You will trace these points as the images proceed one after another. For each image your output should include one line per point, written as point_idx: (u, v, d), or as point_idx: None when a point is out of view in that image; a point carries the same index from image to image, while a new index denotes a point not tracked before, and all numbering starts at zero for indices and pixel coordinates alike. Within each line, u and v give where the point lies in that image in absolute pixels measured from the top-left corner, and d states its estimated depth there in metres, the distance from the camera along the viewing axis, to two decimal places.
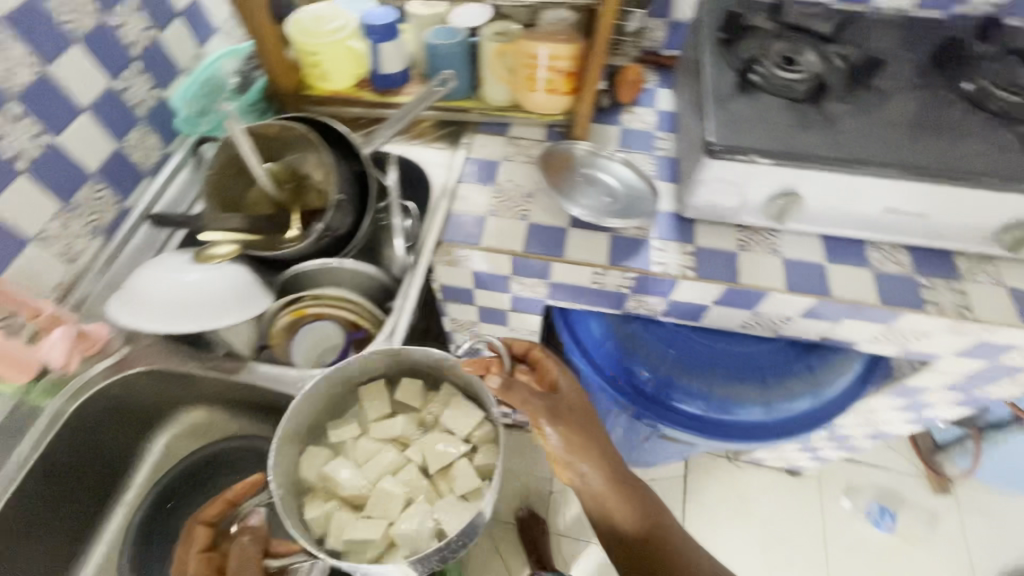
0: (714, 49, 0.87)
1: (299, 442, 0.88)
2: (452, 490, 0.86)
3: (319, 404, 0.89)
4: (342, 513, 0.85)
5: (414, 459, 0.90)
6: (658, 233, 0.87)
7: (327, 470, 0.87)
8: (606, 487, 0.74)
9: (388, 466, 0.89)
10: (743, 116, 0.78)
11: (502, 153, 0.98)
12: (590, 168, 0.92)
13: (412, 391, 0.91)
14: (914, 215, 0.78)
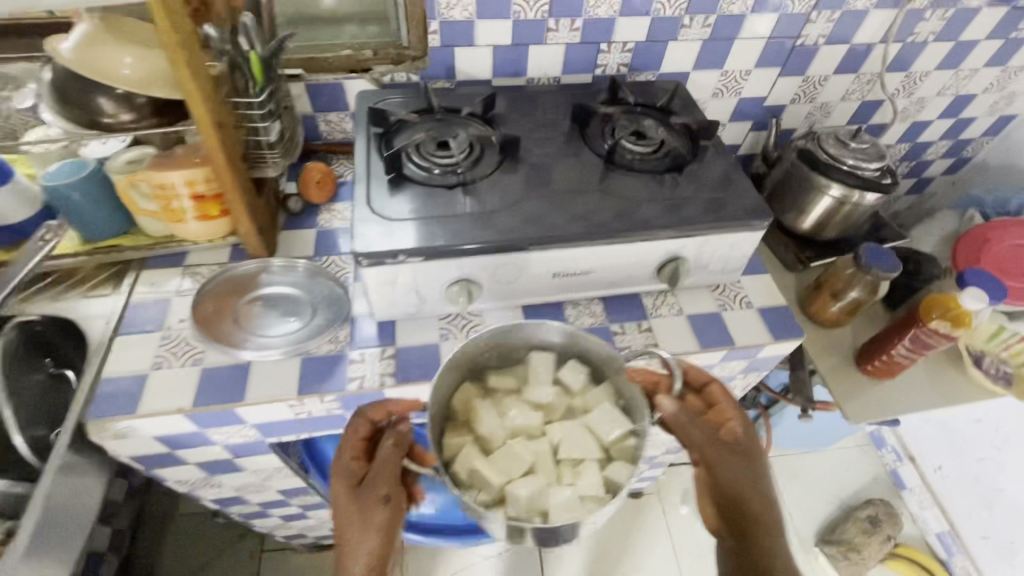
0: (372, 143, 0.85)
1: (451, 384, 0.72)
2: (573, 487, 0.67)
3: (476, 358, 0.74)
4: (494, 462, 0.67)
5: (554, 443, 0.71)
6: (351, 343, 0.81)
7: (487, 413, 0.72)
8: (745, 483, 0.68)
9: (534, 454, 0.69)
10: (395, 213, 0.75)
11: (178, 290, 0.85)
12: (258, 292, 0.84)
13: (553, 370, 0.74)
14: (582, 273, 0.81)
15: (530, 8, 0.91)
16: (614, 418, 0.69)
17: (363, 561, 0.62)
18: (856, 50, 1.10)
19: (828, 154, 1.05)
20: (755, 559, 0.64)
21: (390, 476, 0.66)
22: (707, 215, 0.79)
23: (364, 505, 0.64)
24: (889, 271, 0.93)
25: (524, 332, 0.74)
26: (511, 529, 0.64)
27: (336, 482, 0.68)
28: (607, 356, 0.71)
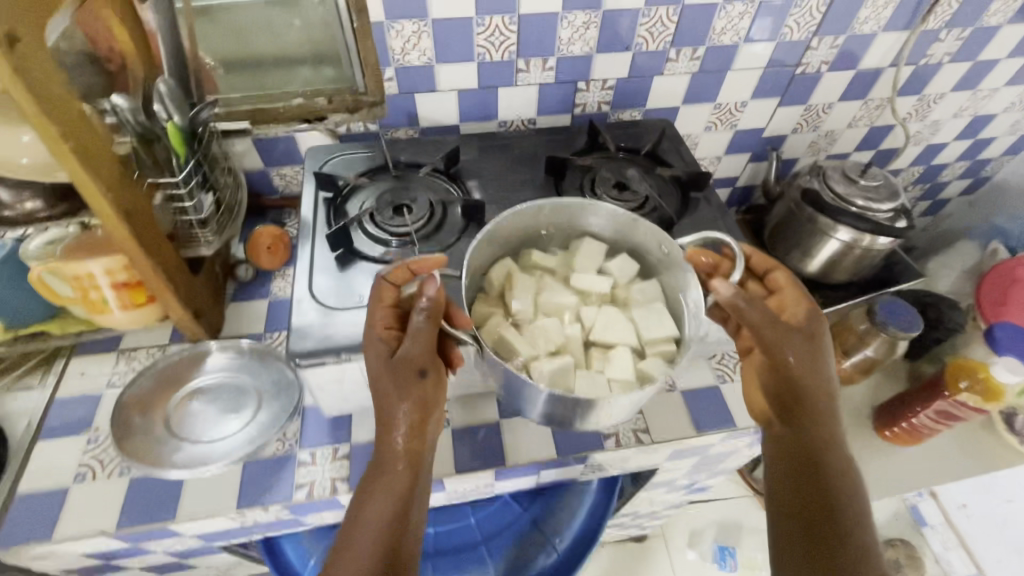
0: (321, 214, 0.75)
1: (499, 251, 0.70)
2: (603, 372, 0.63)
3: (515, 237, 0.70)
4: (527, 336, 0.64)
5: (586, 322, 0.67)
6: (301, 441, 0.71)
7: (530, 287, 0.68)
8: (808, 372, 0.61)
9: (559, 345, 0.64)
10: (341, 302, 0.65)
11: (108, 380, 0.76)
12: (186, 393, 0.73)
13: (600, 259, 0.70)
14: None
15: (496, 50, 0.82)
16: (659, 317, 0.65)
17: (404, 424, 0.56)
18: (863, 76, 0.99)
19: (834, 194, 0.96)
20: (823, 468, 0.58)
21: (427, 349, 0.57)
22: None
23: (401, 384, 0.57)
24: (908, 330, 0.84)
25: (581, 215, 0.69)
26: (547, 403, 0.57)
27: (367, 352, 0.59)
28: (667, 248, 0.65)
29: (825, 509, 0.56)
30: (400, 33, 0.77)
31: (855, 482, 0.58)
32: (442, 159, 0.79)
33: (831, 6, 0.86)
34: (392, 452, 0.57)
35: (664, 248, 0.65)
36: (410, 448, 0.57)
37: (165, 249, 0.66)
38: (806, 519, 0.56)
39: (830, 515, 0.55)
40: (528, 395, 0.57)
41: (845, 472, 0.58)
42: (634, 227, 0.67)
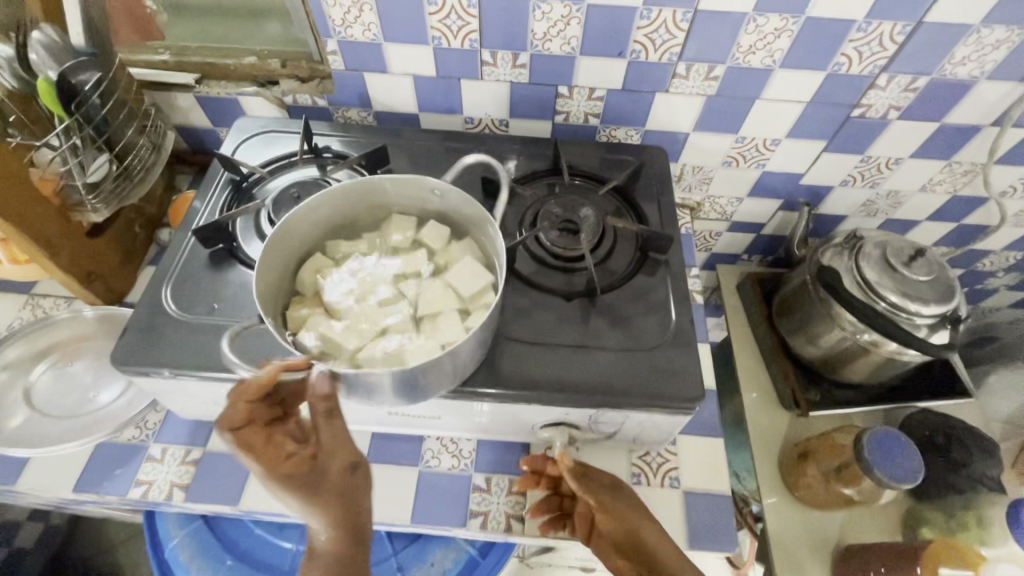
0: (219, 198, 0.68)
1: (298, 252, 0.57)
2: (434, 337, 0.51)
3: (319, 231, 0.58)
4: (348, 324, 0.51)
5: (413, 299, 0.55)
6: (158, 435, 0.68)
7: (339, 280, 0.55)
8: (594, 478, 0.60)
9: (388, 326, 0.52)
10: (194, 311, 0.58)
11: (9, 324, 0.75)
12: (59, 361, 0.70)
13: (410, 231, 0.59)
14: (431, 416, 0.62)
15: (454, 35, 0.68)
16: (474, 274, 0.54)
17: (334, 529, 0.47)
18: (949, 131, 0.75)
19: (860, 280, 0.75)
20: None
21: (337, 438, 0.48)
22: (607, 384, 0.56)
23: (317, 499, 0.46)
24: (900, 482, 0.65)
25: (376, 196, 0.58)
26: (398, 385, 0.47)
27: (280, 488, 0.46)
28: (445, 193, 0.56)
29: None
30: (338, 2, 0.65)
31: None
32: (363, 157, 0.68)
33: (911, 36, 0.64)
34: (330, 560, 0.47)
35: (439, 190, 0.56)
36: (349, 538, 0.48)
37: (36, 211, 0.62)
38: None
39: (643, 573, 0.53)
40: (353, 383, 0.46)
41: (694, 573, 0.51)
42: (420, 189, 0.57)
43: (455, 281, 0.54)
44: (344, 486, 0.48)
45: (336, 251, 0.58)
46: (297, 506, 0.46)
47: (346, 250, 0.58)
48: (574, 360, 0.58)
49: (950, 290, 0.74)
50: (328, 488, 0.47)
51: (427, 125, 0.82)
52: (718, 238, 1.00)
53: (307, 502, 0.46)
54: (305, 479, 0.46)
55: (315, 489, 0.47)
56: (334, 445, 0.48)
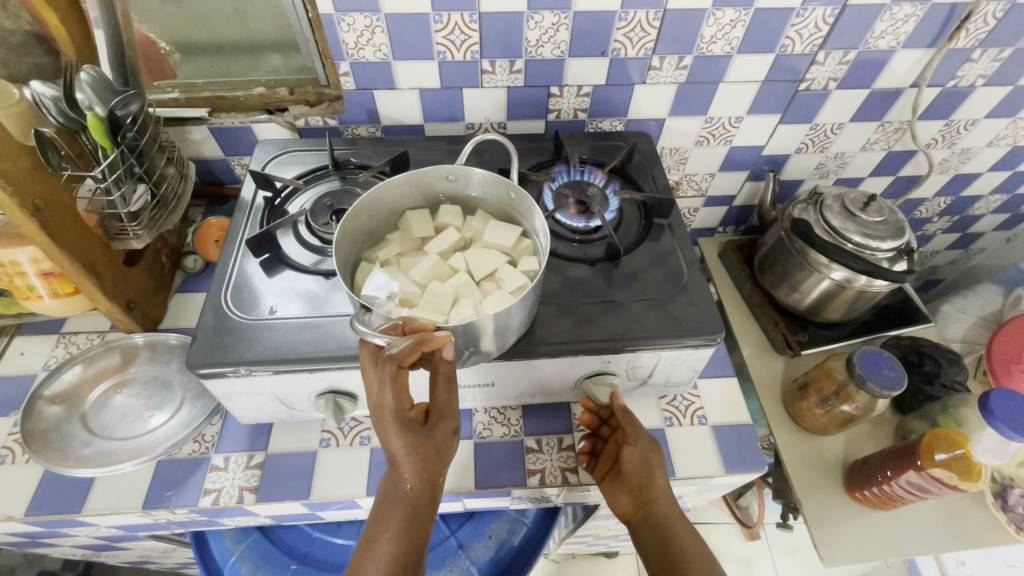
0: (256, 215, 0.73)
1: (352, 255, 0.61)
2: (500, 289, 0.59)
3: (358, 235, 0.61)
4: (424, 302, 0.57)
5: (465, 268, 0.62)
6: (218, 445, 0.70)
7: (392, 272, 0.60)
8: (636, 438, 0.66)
9: (457, 292, 0.58)
10: (254, 313, 0.62)
11: (45, 363, 0.76)
12: (110, 388, 0.72)
13: (431, 217, 0.64)
14: (485, 384, 0.67)
15: (457, 49, 0.76)
16: (507, 229, 0.63)
17: (419, 475, 0.54)
18: (878, 96, 0.89)
19: (827, 228, 0.88)
20: (675, 554, 0.60)
21: (449, 405, 0.54)
22: (642, 329, 0.64)
23: (423, 449, 0.53)
24: (889, 389, 0.75)
25: (393, 196, 0.63)
26: (489, 333, 0.54)
27: (393, 431, 0.52)
28: (457, 176, 0.63)
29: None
30: (352, 27, 0.72)
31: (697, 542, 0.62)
32: (387, 163, 0.75)
33: (839, 17, 0.76)
34: (408, 503, 0.55)
35: (451, 175, 0.63)
36: (427, 487, 0.55)
37: (83, 239, 0.65)
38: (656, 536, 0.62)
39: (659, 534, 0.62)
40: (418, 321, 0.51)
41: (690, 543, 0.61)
42: (434, 178, 0.63)
43: (496, 240, 0.62)
44: (444, 444, 0.54)
45: (380, 249, 0.62)
46: (401, 449, 0.53)
47: (385, 246, 0.63)
48: (608, 315, 0.65)
49: (901, 227, 0.87)
50: (435, 446, 0.54)
51: (431, 134, 0.89)
52: (696, 214, 1.11)
53: (409, 449, 0.53)
54: (417, 430, 0.53)
55: (421, 442, 0.53)
56: (448, 410, 0.54)
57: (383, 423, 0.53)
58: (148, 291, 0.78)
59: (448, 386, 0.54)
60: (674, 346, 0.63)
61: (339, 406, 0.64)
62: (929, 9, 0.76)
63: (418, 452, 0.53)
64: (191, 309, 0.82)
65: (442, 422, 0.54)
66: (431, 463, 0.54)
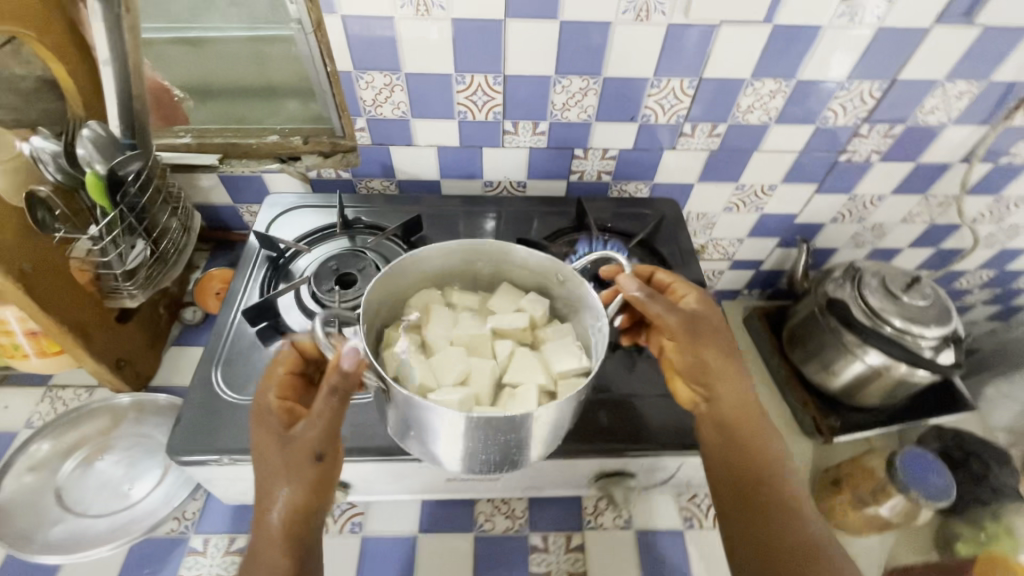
0: (259, 276, 0.69)
1: (415, 284, 0.61)
2: (510, 407, 0.51)
3: (437, 273, 0.61)
4: (428, 366, 0.54)
5: (504, 364, 0.56)
6: (198, 525, 0.65)
7: (442, 316, 0.59)
8: (704, 347, 0.55)
9: (470, 381, 0.53)
10: (247, 390, 0.58)
11: (27, 420, 0.72)
12: (91, 455, 0.68)
13: (521, 299, 0.60)
14: (490, 477, 0.62)
15: (479, 109, 0.72)
16: (578, 354, 0.55)
17: (281, 508, 0.45)
18: (924, 170, 0.83)
19: (866, 309, 0.81)
20: (743, 458, 0.53)
21: (322, 427, 0.45)
22: (662, 425, 0.60)
23: (277, 464, 0.45)
24: (935, 499, 0.68)
25: (505, 259, 0.60)
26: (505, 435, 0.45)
27: (256, 438, 0.47)
28: (566, 277, 0.56)
29: (810, 550, 0.48)
30: (371, 85, 0.69)
31: (792, 466, 0.54)
32: (399, 228, 0.72)
33: (887, 92, 0.71)
34: (265, 551, 0.45)
35: (563, 276, 0.56)
36: (290, 541, 0.45)
37: (70, 299, 0.61)
38: (730, 438, 0.55)
39: (724, 430, 0.55)
40: (429, 422, 0.45)
41: (771, 450, 0.54)
42: (547, 267, 0.58)
43: (552, 353, 0.56)
44: (306, 471, 0.45)
45: (453, 301, 0.61)
46: (259, 462, 0.46)
47: (467, 295, 0.62)
48: (624, 410, 0.62)
49: (946, 314, 0.81)
50: (288, 464, 0.45)
51: (447, 190, 0.85)
52: (721, 277, 1.06)
53: (264, 460, 0.46)
54: (273, 440, 0.46)
55: (277, 457, 0.45)
56: (315, 432, 0.45)
57: (257, 442, 0.47)
58: (143, 349, 0.74)
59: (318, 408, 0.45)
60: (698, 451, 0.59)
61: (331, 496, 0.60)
62: (985, 87, 0.71)
63: (275, 469, 0.45)
64: (184, 367, 0.77)
65: (303, 439, 0.45)
66: (282, 489, 0.45)
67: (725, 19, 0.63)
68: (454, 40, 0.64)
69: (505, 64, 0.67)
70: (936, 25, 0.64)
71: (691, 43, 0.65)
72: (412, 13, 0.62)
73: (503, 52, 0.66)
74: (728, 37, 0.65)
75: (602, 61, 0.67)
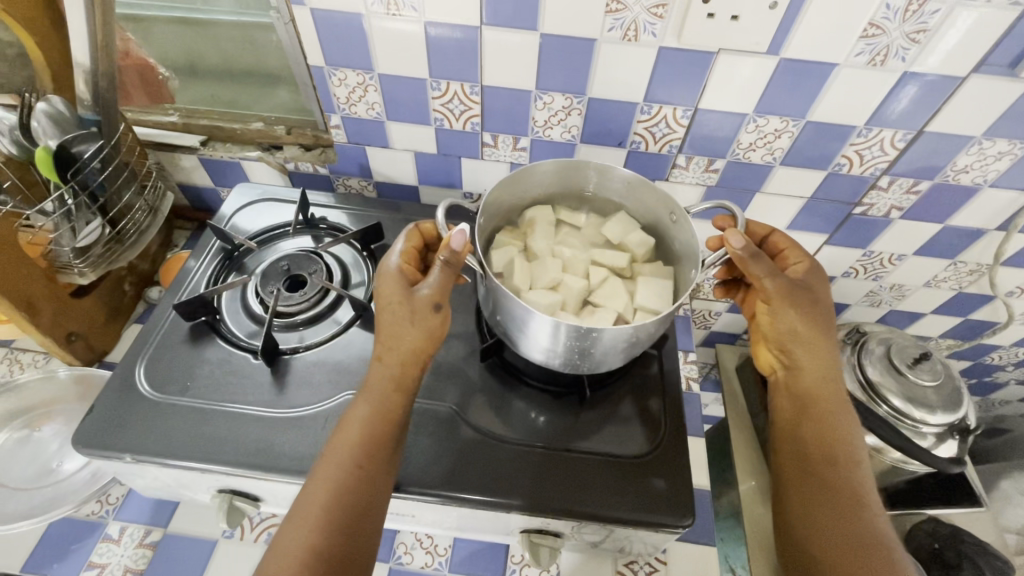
0: (211, 268, 0.68)
1: (533, 196, 0.64)
2: (590, 319, 0.54)
3: (551, 190, 0.64)
4: (530, 269, 0.58)
5: (593, 284, 0.58)
6: (118, 512, 0.64)
7: (546, 231, 0.61)
8: (810, 325, 0.55)
9: (559, 288, 0.57)
10: (165, 389, 0.56)
11: None
12: (30, 427, 0.68)
13: (626, 232, 0.61)
14: (406, 513, 0.58)
15: (456, 118, 0.68)
16: (663, 295, 0.56)
17: (394, 359, 0.51)
18: (954, 232, 0.74)
19: (862, 380, 0.73)
20: (813, 434, 0.55)
21: (442, 290, 0.52)
22: (579, 488, 0.53)
23: (396, 319, 0.51)
24: None
25: (617, 190, 0.62)
26: (589, 345, 0.50)
27: (379, 297, 0.53)
28: (676, 218, 0.58)
29: (869, 534, 0.49)
30: (344, 82, 0.66)
31: (861, 459, 0.54)
32: (358, 233, 0.69)
33: (911, 143, 0.63)
34: (375, 405, 0.50)
35: (674, 215, 0.58)
36: (399, 391, 0.51)
37: (22, 273, 0.61)
38: (811, 417, 0.55)
39: (805, 409, 0.56)
40: (520, 321, 0.51)
41: (847, 432, 0.54)
42: (662, 207, 0.59)
43: (647, 286, 0.57)
44: (425, 327, 0.51)
45: (564, 219, 0.63)
46: (383, 315, 0.52)
47: (578, 217, 0.64)
48: (550, 461, 0.55)
49: (957, 397, 0.71)
50: (410, 320, 0.51)
51: (426, 198, 0.81)
52: (717, 317, 0.99)
53: (390, 313, 0.52)
54: (396, 299, 0.52)
55: (401, 310, 0.51)
56: (431, 297, 0.51)
57: (383, 298, 0.53)
58: (102, 325, 0.74)
59: (437, 275, 0.51)
60: (611, 523, 0.52)
61: (234, 507, 0.56)
62: None
63: (398, 325, 0.51)
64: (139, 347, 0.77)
65: (425, 300, 0.51)
66: (403, 342, 0.51)
67: (724, 47, 0.56)
68: (428, 44, 0.60)
69: (482, 74, 0.63)
70: (973, 75, 0.55)
71: (685, 70, 0.59)
72: (383, 12, 0.58)
73: (479, 62, 0.61)
74: (727, 66, 0.58)
75: (586, 79, 0.61)
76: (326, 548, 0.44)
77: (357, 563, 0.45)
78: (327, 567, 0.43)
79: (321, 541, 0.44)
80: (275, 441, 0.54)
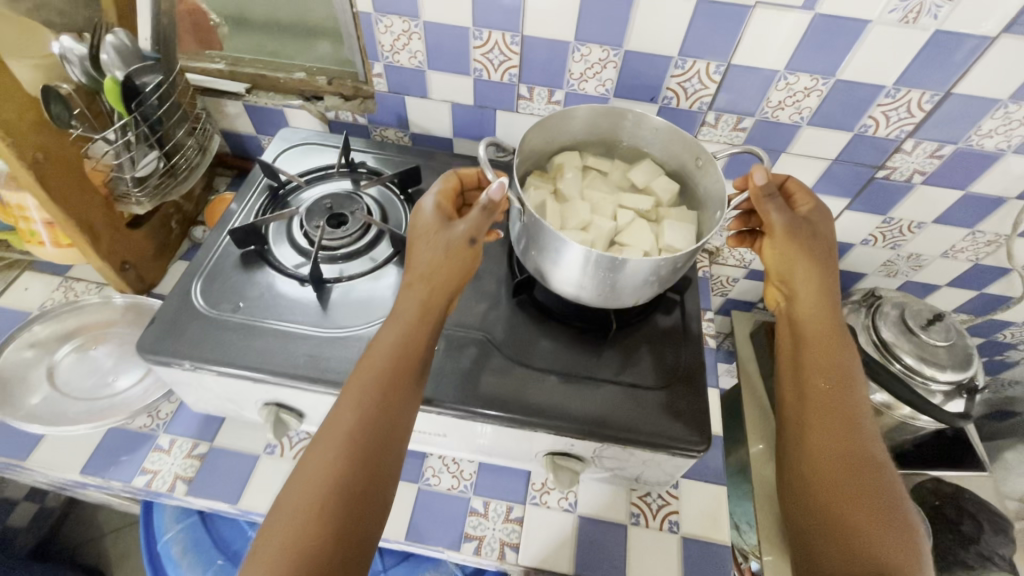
0: (257, 203, 0.72)
1: (562, 141, 0.66)
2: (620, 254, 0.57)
3: (579, 136, 0.66)
4: (562, 211, 0.61)
5: (621, 224, 0.61)
6: (168, 426, 0.69)
7: (575, 173, 0.64)
8: (809, 259, 0.59)
9: (589, 229, 0.59)
10: (218, 307, 0.61)
11: (42, 303, 0.77)
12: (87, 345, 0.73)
13: (651, 177, 0.64)
14: (438, 433, 0.62)
15: (495, 69, 0.71)
16: (688, 236, 0.59)
17: (422, 290, 0.54)
18: (975, 200, 0.75)
19: (875, 340, 0.75)
20: (809, 361, 0.57)
21: (475, 231, 0.55)
22: (600, 413, 0.57)
23: (429, 255, 0.55)
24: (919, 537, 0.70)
25: (644, 137, 0.65)
26: (617, 274, 0.53)
27: (416, 233, 0.57)
28: (701, 163, 0.61)
29: (864, 461, 0.51)
30: (389, 29, 0.69)
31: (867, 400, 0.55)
32: (396, 175, 0.72)
33: (938, 105, 0.65)
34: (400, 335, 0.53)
35: (699, 160, 0.61)
36: (425, 325, 0.54)
37: (84, 197, 0.66)
38: (809, 346, 0.58)
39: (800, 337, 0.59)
40: (555, 251, 0.54)
41: (851, 367, 0.56)
42: (687, 152, 0.62)
43: (670, 227, 0.60)
44: (455, 263, 0.55)
45: (592, 164, 0.66)
46: (418, 249, 0.56)
47: (605, 163, 0.66)
48: (573, 389, 0.59)
49: (968, 357, 0.74)
50: (442, 257, 0.54)
51: (459, 151, 0.84)
52: (735, 284, 1.01)
53: (425, 248, 0.56)
54: (432, 236, 0.56)
55: (435, 247, 0.55)
56: (465, 238, 0.55)
57: (419, 233, 0.57)
58: (153, 257, 0.78)
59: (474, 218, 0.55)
60: (630, 445, 0.56)
61: (279, 417, 0.61)
62: None
63: (430, 259, 0.55)
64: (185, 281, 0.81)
65: (458, 239, 0.55)
66: (433, 277, 0.54)
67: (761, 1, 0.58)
68: None
69: (524, 24, 0.65)
70: (1003, 35, 0.57)
71: (722, 24, 0.61)
72: None
73: (523, 11, 0.64)
74: (763, 21, 0.60)
75: (624, 32, 0.64)
76: (351, 462, 0.47)
77: (380, 478, 0.48)
78: (352, 476, 0.46)
79: (344, 458, 0.47)
80: (321, 356, 0.58)
